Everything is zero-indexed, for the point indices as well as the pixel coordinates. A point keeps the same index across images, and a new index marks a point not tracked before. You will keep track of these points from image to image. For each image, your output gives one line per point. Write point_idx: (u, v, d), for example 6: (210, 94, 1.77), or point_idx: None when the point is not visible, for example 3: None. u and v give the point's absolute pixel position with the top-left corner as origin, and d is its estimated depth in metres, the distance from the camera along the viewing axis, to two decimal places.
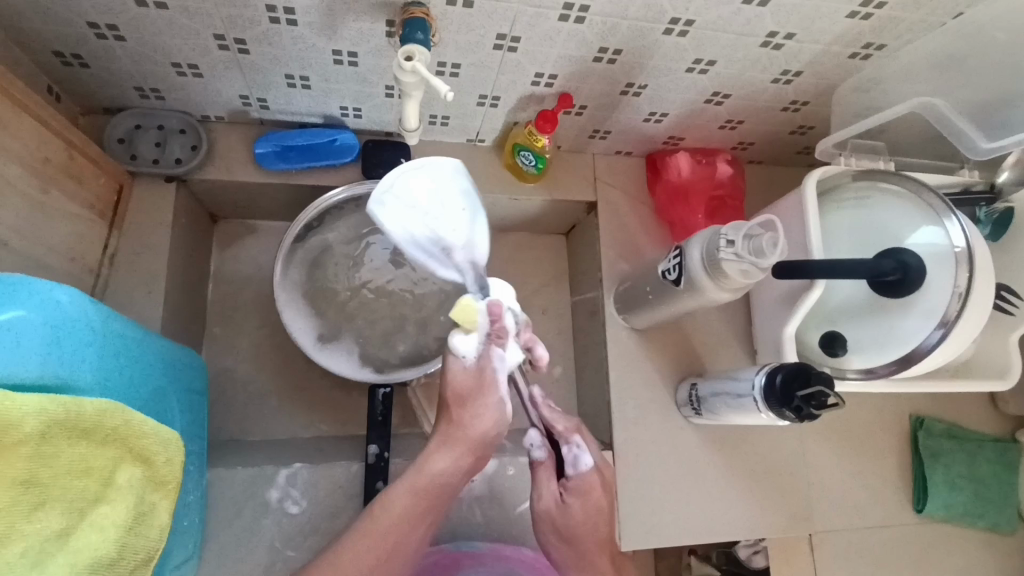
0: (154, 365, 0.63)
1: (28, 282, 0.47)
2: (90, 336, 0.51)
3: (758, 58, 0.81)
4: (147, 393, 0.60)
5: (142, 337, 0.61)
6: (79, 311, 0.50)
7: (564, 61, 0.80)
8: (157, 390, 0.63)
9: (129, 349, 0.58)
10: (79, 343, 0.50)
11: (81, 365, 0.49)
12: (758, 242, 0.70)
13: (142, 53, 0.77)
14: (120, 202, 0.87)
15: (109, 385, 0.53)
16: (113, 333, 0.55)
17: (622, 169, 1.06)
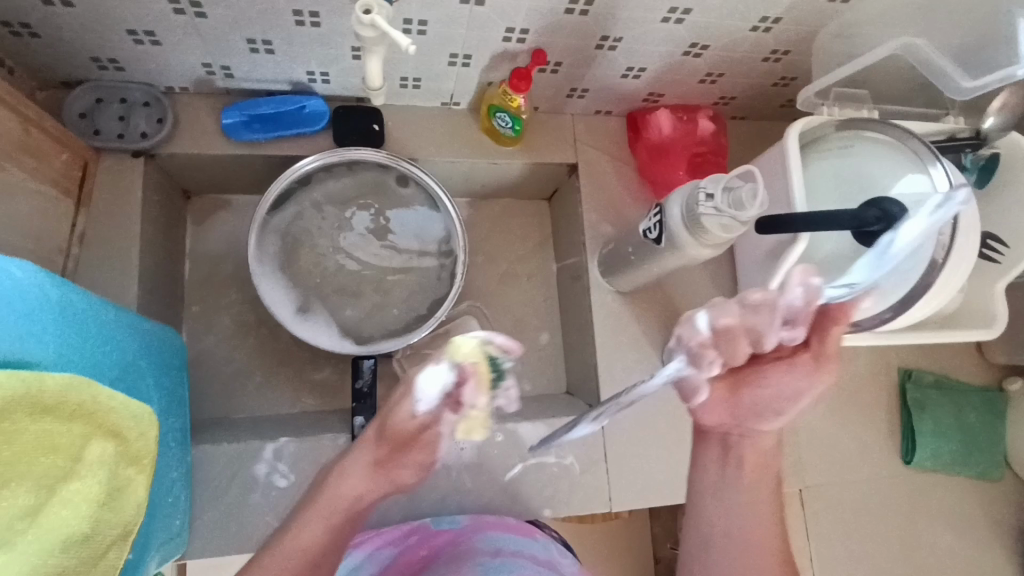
0: (123, 342, 0.61)
1: None
2: (49, 313, 0.50)
3: (737, 5, 0.78)
4: (116, 369, 0.59)
5: (108, 314, 0.59)
6: (31, 287, 0.48)
7: (535, 14, 0.77)
8: (127, 368, 0.62)
9: (95, 325, 0.56)
10: (35, 319, 0.48)
11: (41, 340, 0.48)
12: (738, 194, 0.68)
13: (95, 20, 0.74)
14: (85, 179, 0.84)
15: (76, 361, 0.52)
16: (75, 311, 0.54)
17: (603, 128, 1.04)
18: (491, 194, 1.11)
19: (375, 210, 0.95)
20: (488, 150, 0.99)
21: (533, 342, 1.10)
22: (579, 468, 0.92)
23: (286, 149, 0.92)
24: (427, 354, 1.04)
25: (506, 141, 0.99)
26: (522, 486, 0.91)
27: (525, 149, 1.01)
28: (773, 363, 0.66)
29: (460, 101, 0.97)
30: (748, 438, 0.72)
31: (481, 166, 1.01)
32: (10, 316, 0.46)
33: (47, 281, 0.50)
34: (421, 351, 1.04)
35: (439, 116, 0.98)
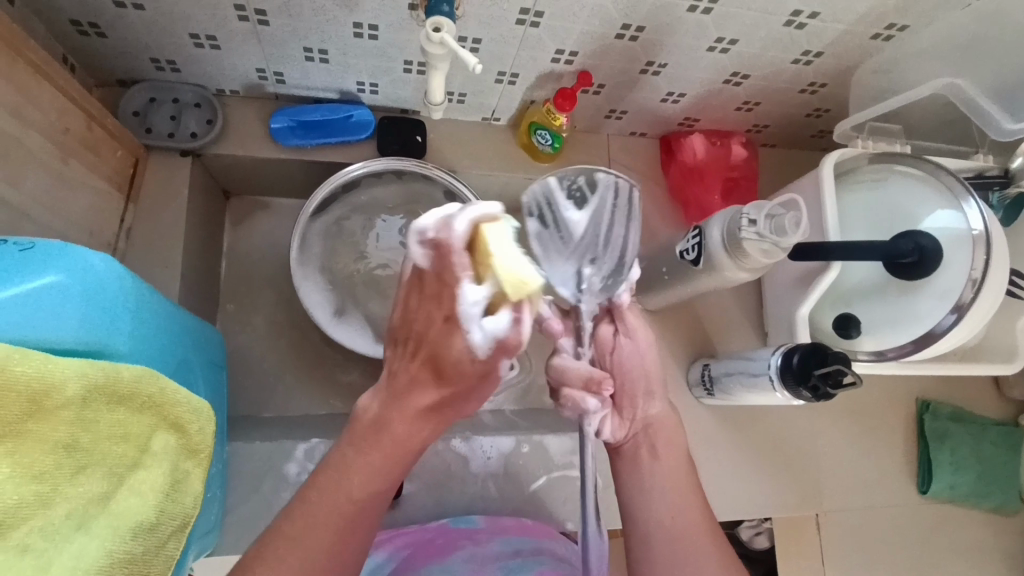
0: (180, 338, 0.63)
1: (65, 248, 0.47)
2: (122, 307, 0.51)
3: (781, 37, 0.80)
4: (174, 364, 0.61)
5: (170, 310, 0.61)
6: (108, 281, 0.49)
7: (586, 38, 0.80)
8: (183, 364, 0.63)
9: (158, 319, 0.57)
10: (111, 313, 0.49)
11: (115, 334, 0.49)
12: (781, 221, 0.70)
13: (160, 23, 0.76)
14: (135, 175, 0.86)
15: (143, 355, 0.53)
16: (144, 306, 0.55)
17: (637, 150, 1.07)
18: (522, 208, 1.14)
19: (417, 212, 0.96)
20: (525, 165, 1.01)
21: None
22: (603, 483, 0.93)
23: (331, 155, 0.94)
24: None
25: (543, 158, 1.01)
26: (546, 497, 0.92)
27: (561, 166, 1.03)
28: (616, 345, 0.71)
29: (500, 116, 0.99)
30: (659, 424, 0.70)
31: (517, 180, 1.03)
32: (88, 305, 0.47)
33: (121, 275, 0.51)
34: None
35: (479, 131, 1.01)
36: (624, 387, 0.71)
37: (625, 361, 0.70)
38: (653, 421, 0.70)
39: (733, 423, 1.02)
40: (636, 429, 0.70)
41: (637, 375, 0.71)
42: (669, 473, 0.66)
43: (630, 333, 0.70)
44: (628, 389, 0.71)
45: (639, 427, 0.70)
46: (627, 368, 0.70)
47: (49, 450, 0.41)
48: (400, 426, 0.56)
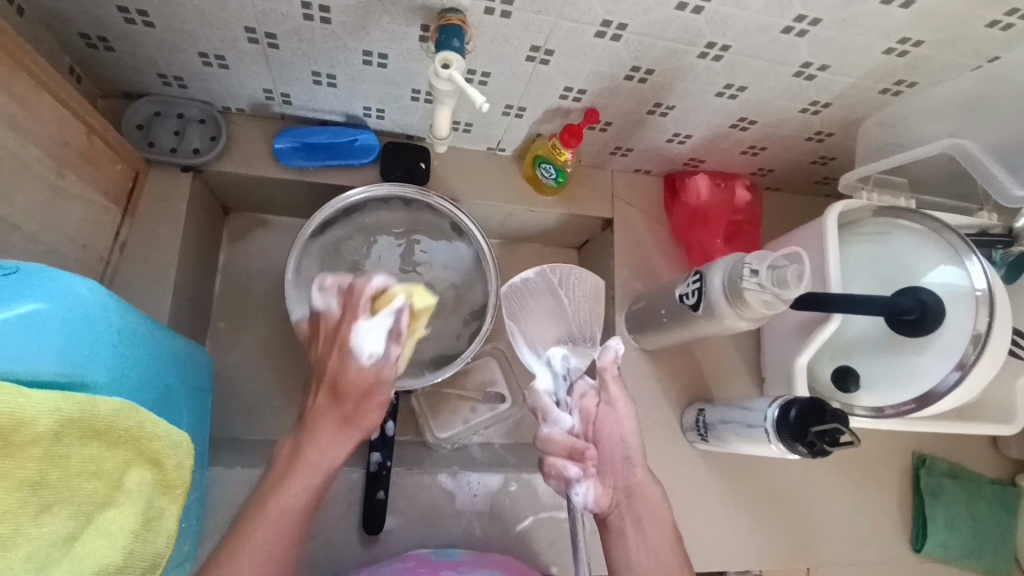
0: (165, 364, 0.61)
1: (51, 273, 0.46)
2: (106, 337, 0.50)
3: (790, 88, 0.80)
4: (158, 393, 0.59)
5: (157, 336, 0.59)
6: (87, 307, 0.48)
7: (595, 77, 0.79)
8: (166, 392, 0.61)
9: (141, 345, 0.56)
10: (89, 340, 0.48)
11: (94, 362, 0.47)
12: (782, 273, 0.69)
13: (169, 40, 0.75)
14: (134, 188, 0.84)
15: (122, 383, 0.51)
16: (131, 332, 0.53)
17: (641, 187, 1.07)
18: (523, 237, 1.13)
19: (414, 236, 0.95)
20: (527, 198, 1.01)
21: None
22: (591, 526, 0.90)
23: (333, 178, 0.93)
24: (446, 393, 1.03)
25: (547, 191, 1.01)
26: (531, 538, 0.89)
27: (564, 199, 1.02)
28: (604, 416, 0.75)
29: (505, 147, 0.99)
30: (644, 490, 0.73)
31: (519, 212, 1.02)
32: (65, 335, 0.45)
33: (102, 300, 0.50)
34: (440, 390, 1.03)
35: (484, 160, 1.00)
36: (604, 455, 0.74)
37: (606, 430, 0.75)
38: (639, 493, 0.73)
39: (726, 470, 1.00)
40: (619, 497, 0.73)
41: (620, 446, 0.74)
42: (656, 543, 0.70)
43: (611, 402, 0.75)
44: (608, 455, 0.74)
45: (623, 493, 0.73)
46: (608, 437, 0.75)
47: (13, 488, 0.40)
48: (323, 434, 0.73)
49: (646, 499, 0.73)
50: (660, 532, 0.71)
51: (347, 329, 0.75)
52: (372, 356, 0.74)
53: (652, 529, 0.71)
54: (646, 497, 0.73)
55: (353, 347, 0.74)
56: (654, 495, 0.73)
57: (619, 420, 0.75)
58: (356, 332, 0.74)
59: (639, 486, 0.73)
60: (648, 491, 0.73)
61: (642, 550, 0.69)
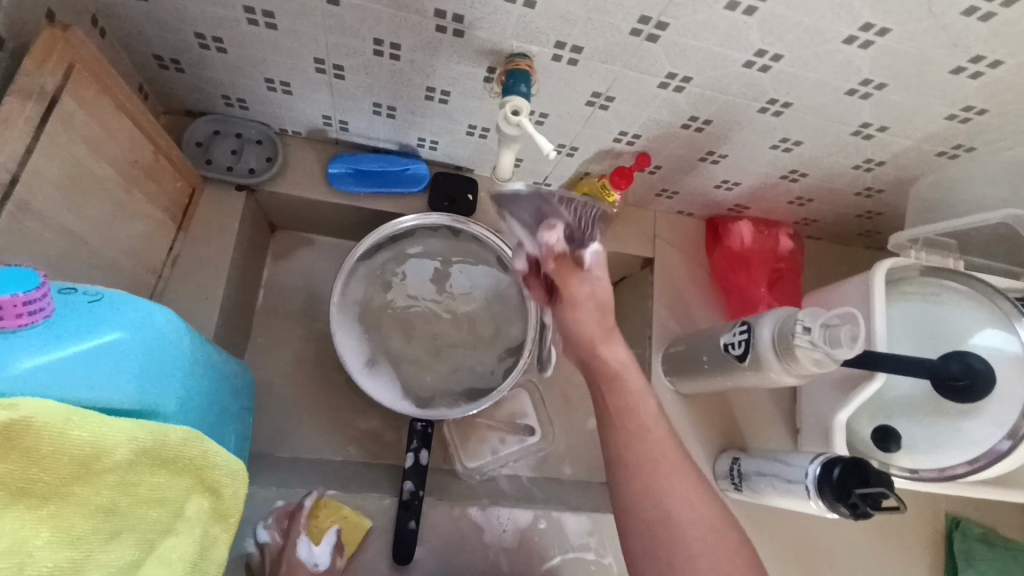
0: (220, 387, 0.62)
1: (130, 300, 0.47)
2: (176, 363, 0.50)
3: (846, 144, 0.80)
4: (213, 417, 0.60)
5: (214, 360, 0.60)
6: (161, 333, 0.49)
7: (652, 124, 0.80)
8: (220, 415, 0.62)
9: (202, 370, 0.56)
10: (160, 365, 0.48)
11: (165, 388, 0.48)
12: (836, 333, 0.69)
13: (240, 66, 0.77)
14: (190, 205, 0.86)
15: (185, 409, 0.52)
16: (195, 358, 0.54)
17: (682, 228, 1.07)
18: None
19: (466, 264, 0.95)
20: None
21: (580, 425, 1.09)
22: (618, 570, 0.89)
23: (382, 204, 0.94)
24: (477, 422, 1.03)
25: None
26: None
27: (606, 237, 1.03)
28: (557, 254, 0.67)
29: (552, 183, 1.00)
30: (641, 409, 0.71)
31: None
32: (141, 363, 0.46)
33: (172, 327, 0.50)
34: (471, 419, 1.02)
35: None
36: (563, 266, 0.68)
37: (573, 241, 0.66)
38: (621, 400, 0.71)
39: (755, 520, 0.98)
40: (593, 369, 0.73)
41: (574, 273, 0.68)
42: (679, 490, 0.69)
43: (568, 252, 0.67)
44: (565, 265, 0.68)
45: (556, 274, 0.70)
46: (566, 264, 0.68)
47: (87, 515, 0.40)
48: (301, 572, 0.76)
49: (625, 405, 0.71)
50: (659, 453, 0.70)
51: (290, 547, 0.77)
52: (319, 565, 0.78)
53: (637, 444, 0.70)
54: (625, 402, 0.71)
55: (300, 559, 0.76)
56: (632, 378, 0.72)
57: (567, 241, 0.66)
58: (301, 545, 0.77)
59: (606, 359, 0.72)
60: (627, 378, 0.72)
61: (657, 477, 0.69)
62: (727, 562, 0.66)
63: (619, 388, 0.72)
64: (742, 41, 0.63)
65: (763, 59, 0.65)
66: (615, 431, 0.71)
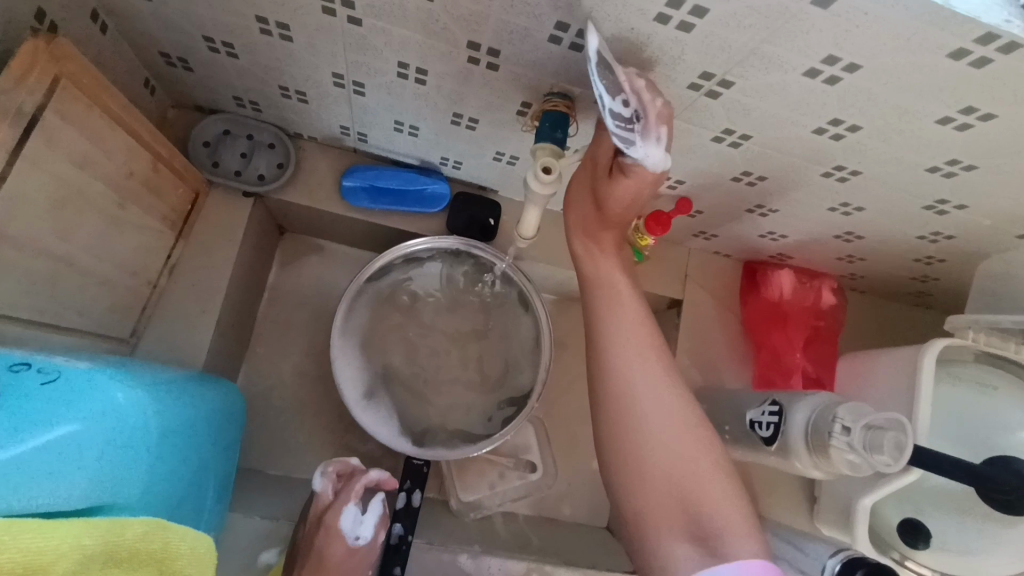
0: (203, 450, 0.59)
1: (94, 382, 0.45)
2: (145, 444, 0.47)
3: (914, 216, 0.72)
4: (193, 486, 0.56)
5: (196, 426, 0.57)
6: (102, 420, 0.44)
7: (699, 173, 0.72)
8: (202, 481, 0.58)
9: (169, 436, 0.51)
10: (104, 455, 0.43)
11: (123, 478, 0.44)
12: (878, 438, 0.62)
13: (252, 71, 0.70)
14: (193, 211, 0.80)
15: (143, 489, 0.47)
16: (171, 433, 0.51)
17: (716, 270, 0.99)
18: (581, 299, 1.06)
19: (483, 295, 0.89)
20: None
21: (584, 465, 1.04)
22: None
23: (396, 222, 0.88)
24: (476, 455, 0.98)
25: None
26: None
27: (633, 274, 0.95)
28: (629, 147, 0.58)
29: None
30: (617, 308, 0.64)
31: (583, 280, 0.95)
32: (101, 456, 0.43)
33: (114, 407, 0.45)
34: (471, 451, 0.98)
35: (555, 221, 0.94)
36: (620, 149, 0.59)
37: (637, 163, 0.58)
38: (616, 314, 0.64)
39: None
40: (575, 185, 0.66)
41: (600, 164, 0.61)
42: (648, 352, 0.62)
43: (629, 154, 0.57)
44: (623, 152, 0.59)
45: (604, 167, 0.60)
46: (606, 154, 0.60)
47: None
48: (337, 546, 0.74)
49: (620, 314, 0.64)
50: (647, 370, 0.61)
51: (337, 513, 0.76)
52: (359, 539, 0.77)
53: (622, 320, 0.64)
54: (620, 311, 0.64)
55: (345, 528, 0.76)
56: (623, 286, 0.66)
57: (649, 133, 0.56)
58: (349, 515, 0.76)
59: (603, 278, 0.67)
60: (623, 302, 0.65)
61: (637, 404, 0.60)
62: (718, 497, 0.55)
63: (603, 281, 0.67)
64: (816, 108, 0.54)
65: (837, 127, 0.57)
66: (607, 307, 0.65)
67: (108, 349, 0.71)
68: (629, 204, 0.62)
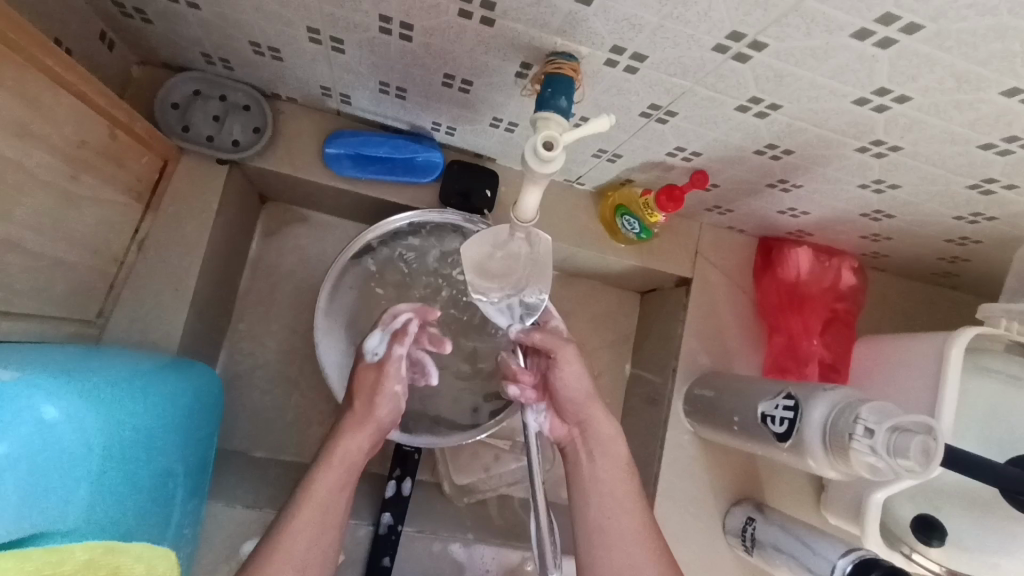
0: (163, 459, 0.56)
1: (26, 395, 0.42)
2: (75, 463, 0.45)
3: (954, 196, 0.65)
4: (143, 498, 0.54)
5: (156, 434, 0.55)
6: (25, 441, 0.42)
7: (717, 144, 0.65)
8: (156, 491, 0.56)
9: (115, 446, 0.49)
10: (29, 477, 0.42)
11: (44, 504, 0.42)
12: (903, 442, 0.57)
13: (218, 25, 0.62)
14: (162, 179, 0.73)
15: (82, 503, 0.46)
16: (115, 447, 0.49)
17: (729, 246, 0.92)
18: (583, 275, 1.00)
19: None
20: (599, 243, 0.87)
21: None
22: None
23: (384, 193, 0.81)
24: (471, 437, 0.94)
25: (622, 239, 0.87)
26: None
27: (640, 250, 0.88)
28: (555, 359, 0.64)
29: (585, 182, 0.84)
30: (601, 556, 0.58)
31: (586, 256, 0.89)
32: (25, 478, 0.41)
33: (42, 426, 0.43)
34: None
35: (557, 192, 0.87)
36: (559, 405, 0.66)
37: (567, 386, 0.64)
38: (603, 516, 0.60)
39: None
40: (572, 433, 0.65)
41: (570, 404, 0.65)
42: (613, 462, 0.63)
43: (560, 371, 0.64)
44: (562, 406, 0.65)
45: (578, 429, 0.65)
46: (563, 395, 0.64)
47: None
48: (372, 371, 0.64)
49: (607, 485, 0.61)
50: (626, 528, 0.59)
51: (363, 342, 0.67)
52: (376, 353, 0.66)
53: (608, 510, 0.60)
54: (603, 495, 0.61)
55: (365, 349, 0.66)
56: (618, 458, 0.63)
57: (577, 372, 0.64)
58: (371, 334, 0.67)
59: (591, 423, 0.64)
60: (610, 490, 0.61)
61: (613, 520, 0.59)
62: None
63: (584, 477, 0.62)
64: (862, 75, 0.47)
65: (883, 98, 0.49)
66: (591, 500, 0.61)
67: (72, 333, 0.66)
68: (576, 393, 0.64)
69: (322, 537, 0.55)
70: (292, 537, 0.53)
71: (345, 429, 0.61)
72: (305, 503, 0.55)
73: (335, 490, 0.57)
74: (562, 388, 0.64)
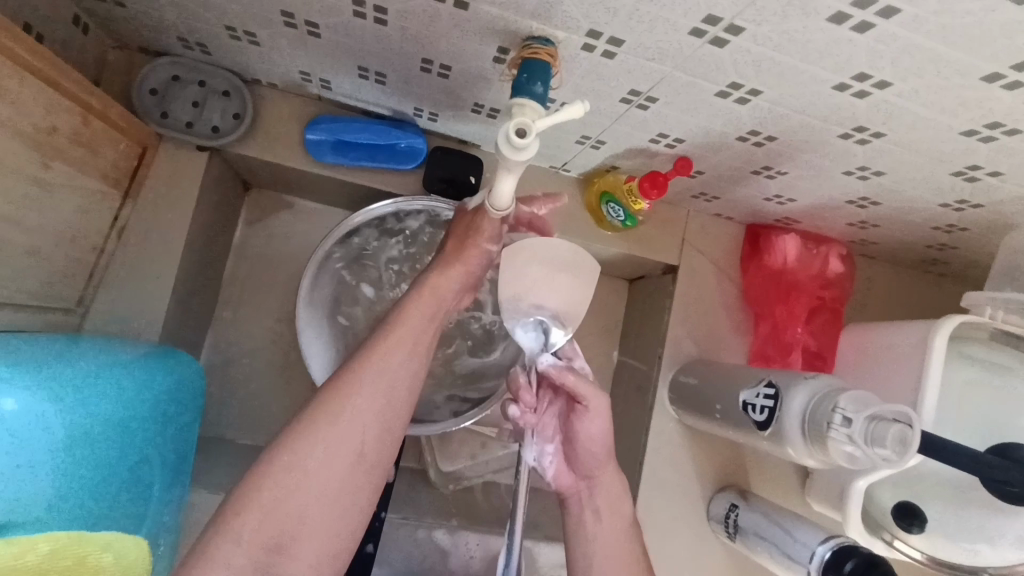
0: (143, 446, 0.56)
1: None
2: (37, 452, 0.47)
3: (940, 183, 0.64)
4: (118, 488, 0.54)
5: (134, 424, 0.55)
6: None
7: (699, 130, 0.64)
8: (135, 478, 0.56)
9: (84, 438, 0.50)
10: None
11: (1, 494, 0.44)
12: (880, 431, 0.56)
13: (192, 8, 0.61)
14: (141, 166, 0.73)
15: (46, 494, 0.47)
16: (86, 436, 0.50)
17: (717, 234, 0.92)
18: None
19: None
20: (585, 230, 0.86)
21: None
22: None
23: (366, 179, 0.80)
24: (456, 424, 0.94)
25: (608, 226, 0.86)
26: None
27: (626, 238, 0.88)
28: (581, 415, 0.63)
29: (571, 169, 0.83)
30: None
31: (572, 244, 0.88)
32: None
33: None
34: None
35: (543, 179, 0.86)
36: (572, 455, 0.65)
37: (589, 441, 0.64)
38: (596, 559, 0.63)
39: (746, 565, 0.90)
40: (579, 485, 0.66)
41: (587, 459, 0.65)
42: (610, 502, 0.65)
43: (586, 429, 0.63)
44: (577, 460, 0.65)
45: (586, 482, 0.66)
46: (582, 449, 0.64)
47: None
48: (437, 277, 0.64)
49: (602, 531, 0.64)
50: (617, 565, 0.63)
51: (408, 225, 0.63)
52: None
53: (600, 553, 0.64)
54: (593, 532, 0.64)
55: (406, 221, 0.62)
56: (617, 496, 0.66)
57: (602, 430, 0.63)
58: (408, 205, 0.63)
59: (603, 478, 0.65)
60: (604, 529, 0.64)
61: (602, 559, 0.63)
62: None
63: (586, 531, 0.64)
64: (840, 60, 0.46)
65: (863, 84, 0.49)
66: (595, 555, 0.64)
67: (50, 322, 0.65)
68: (596, 450, 0.64)
69: (361, 434, 0.55)
70: (326, 428, 0.53)
71: (405, 317, 0.60)
72: (351, 397, 0.55)
73: (388, 378, 0.57)
74: (587, 442, 0.64)
